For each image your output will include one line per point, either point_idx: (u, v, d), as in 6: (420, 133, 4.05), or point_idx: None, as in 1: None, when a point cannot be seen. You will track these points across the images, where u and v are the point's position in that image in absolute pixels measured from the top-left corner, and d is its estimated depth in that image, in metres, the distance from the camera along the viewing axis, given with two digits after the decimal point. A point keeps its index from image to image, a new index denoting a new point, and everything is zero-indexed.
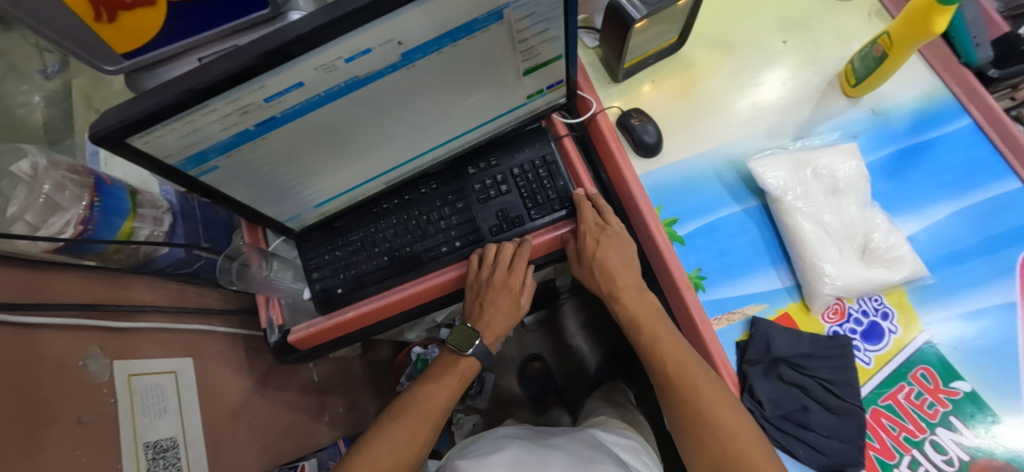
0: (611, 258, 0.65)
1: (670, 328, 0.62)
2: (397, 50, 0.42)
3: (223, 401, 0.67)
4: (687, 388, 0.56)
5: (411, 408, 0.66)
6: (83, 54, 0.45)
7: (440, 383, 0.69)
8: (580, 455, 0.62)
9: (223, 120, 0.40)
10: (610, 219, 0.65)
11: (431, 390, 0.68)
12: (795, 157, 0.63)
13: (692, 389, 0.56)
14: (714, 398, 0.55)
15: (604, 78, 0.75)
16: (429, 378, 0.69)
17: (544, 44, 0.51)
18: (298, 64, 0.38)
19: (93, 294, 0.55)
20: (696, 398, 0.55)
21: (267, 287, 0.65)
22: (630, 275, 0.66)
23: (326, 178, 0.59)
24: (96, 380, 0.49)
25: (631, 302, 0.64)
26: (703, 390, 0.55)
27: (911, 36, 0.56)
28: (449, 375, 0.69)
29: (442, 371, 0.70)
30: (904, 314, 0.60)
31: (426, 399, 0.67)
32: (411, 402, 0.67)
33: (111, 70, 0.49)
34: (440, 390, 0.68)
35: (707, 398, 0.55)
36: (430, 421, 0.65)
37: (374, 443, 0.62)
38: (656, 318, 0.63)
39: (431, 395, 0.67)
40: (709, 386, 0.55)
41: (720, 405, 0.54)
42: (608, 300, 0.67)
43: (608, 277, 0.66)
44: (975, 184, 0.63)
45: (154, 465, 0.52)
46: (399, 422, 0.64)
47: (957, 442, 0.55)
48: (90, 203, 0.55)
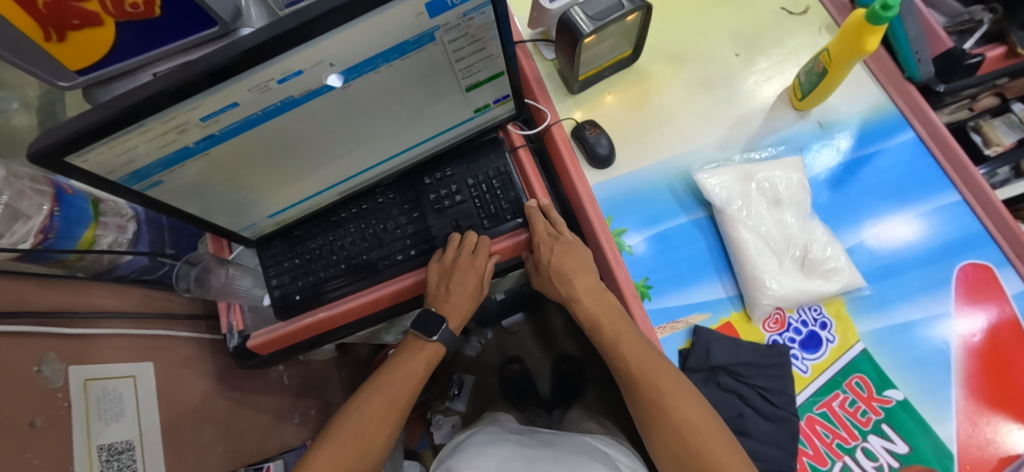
0: (568, 261, 0.66)
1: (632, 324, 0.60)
2: (330, 70, 0.44)
3: (184, 404, 0.69)
4: (651, 390, 0.54)
5: (376, 396, 0.66)
6: (36, 71, 0.44)
7: (405, 371, 0.69)
8: (570, 456, 0.62)
9: (159, 138, 0.42)
10: (563, 229, 0.66)
11: (395, 378, 0.68)
12: (740, 169, 0.66)
13: (653, 385, 0.54)
14: (677, 394, 0.53)
15: (561, 90, 0.77)
16: (394, 366, 0.69)
17: (481, 62, 0.53)
18: (229, 86, 0.40)
19: (50, 302, 0.56)
20: (659, 395, 0.54)
21: (228, 293, 0.66)
22: (589, 277, 0.65)
23: (282, 188, 0.61)
24: (49, 385, 0.50)
25: (592, 306, 0.63)
26: (666, 387, 0.54)
27: (846, 54, 0.58)
28: (415, 360, 0.70)
29: (408, 359, 0.70)
30: (843, 324, 0.61)
31: (390, 387, 0.67)
32: (377, 389, 0.67)
33: (65, 86, 0.48)
34: (405, 379, 0.68)
35: (671, 395, 0.53)
36: (393, 411, 0.66)
37: (339, 434, 0.62)
38: (618, 318, 0.61)
39: (394, 383, 0.67)
40: (672, 381, 0.54)
41: (682, 398, 0.53)
42: (568, 303, 0.67)
43: (567, 283, 0.66)
44: (914, 196, 0.66)
45: (107, 467, 0.54)
46: (364, 411, 0.64)
47: (888, 449, 0.57)
48: (50, 211, 0.57)
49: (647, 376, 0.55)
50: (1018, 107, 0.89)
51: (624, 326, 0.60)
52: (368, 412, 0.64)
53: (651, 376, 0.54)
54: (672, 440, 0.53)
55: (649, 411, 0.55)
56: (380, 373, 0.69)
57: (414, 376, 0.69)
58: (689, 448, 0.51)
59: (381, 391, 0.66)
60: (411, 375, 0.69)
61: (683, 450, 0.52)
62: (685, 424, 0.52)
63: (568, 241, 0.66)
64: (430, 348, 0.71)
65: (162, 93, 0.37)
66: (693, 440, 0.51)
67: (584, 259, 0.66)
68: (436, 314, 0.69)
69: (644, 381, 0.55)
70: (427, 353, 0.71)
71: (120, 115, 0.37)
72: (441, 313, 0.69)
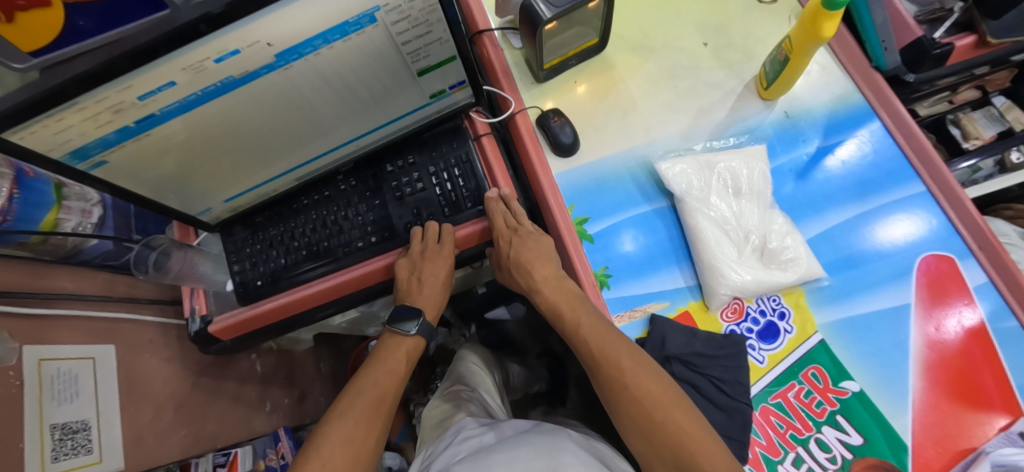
0: (527, 253, 0.65)
1: (591, 308, 0.60)
2: (268, 51, 0.43)
3: (145, 388, 0.69)
4: (611, 368, 0.54)
5: (359, 401, 0.57)
6: None
7: (386, 369, 0.62)
8: (541, 441, 0.58)
9: (97, 117, 0.42)
10: (523, 221, 0.65)
11: (377, 379, 0.60)
12: (700, 159, 0.65)
13: (615, 365, 0.53)
14: (637, 369, 0.53)
15: (527, 79, 0.77)
16: (373, 367, 0.62)
17: (430, 46, 0.53)
18: (162, 66, 0.40)
19: (9, 282, 0.56)
20: (620, 373, 0.53)
21: (191, 277, 0.67)
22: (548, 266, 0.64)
23: (241, 171, 0.62)
24: (1, 363, 0.51)
25: (552, 293, 0.62)
26: (626, 365, 0.53)
27: (806, 42, 0.58)
28: (393, 357, 0.64)
29: (387, 357, 0.64)
30: (801, 314, 0.61)
31: (373, 388, 0.59)
32: (361, 393, 0.58)
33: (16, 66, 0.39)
34: (388, 378, 0.61)
35: (631, 372, 0.53)
36: (380, 413, 0.58)
37: (324, 445, 0.53)
38: (577, 302, 0.60)
39: (377, 384, 0.60)
40: (632, 360, 0.54)
41: (636, 378, 0.52)
42: (529, 294, 0.66)
43: (526, 273, 0.65)
44: (877, 188, 0.66)
45: (60, 446, 0.55)
46: (348, 417, 0.55)
47: (842, 441, 0.56)
48: (10, 194, 0.56)
49: (607, 355, 0.54)
50: (999, 100, 0.88)
51: (583, 309, 0.59)
52: (353, 418, 0.55)
53: (613, 353, 0.54)
54: (638, 414, 0.52)
55: (614, 395, 0.53)
56: (359, 375, 0.61)
57: (396, 375, 0.62)
58: (653, 420, 0.50)
59: (365, 394, 0.58)
60: (392, 374, 0.62)
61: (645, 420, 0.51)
62: (636, 401, 0.52)
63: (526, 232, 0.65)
64: (409, 342, 0.65)
65: (90, 70, 0.37)
66: (655, 412, 0.51)
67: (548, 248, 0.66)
68: (411, 308, 0.66)
69: (605, 361, 0.54)
70: (407, 348, 0.65)
71: (51, 91, 0.37)
72: (416, 306, 0.66)
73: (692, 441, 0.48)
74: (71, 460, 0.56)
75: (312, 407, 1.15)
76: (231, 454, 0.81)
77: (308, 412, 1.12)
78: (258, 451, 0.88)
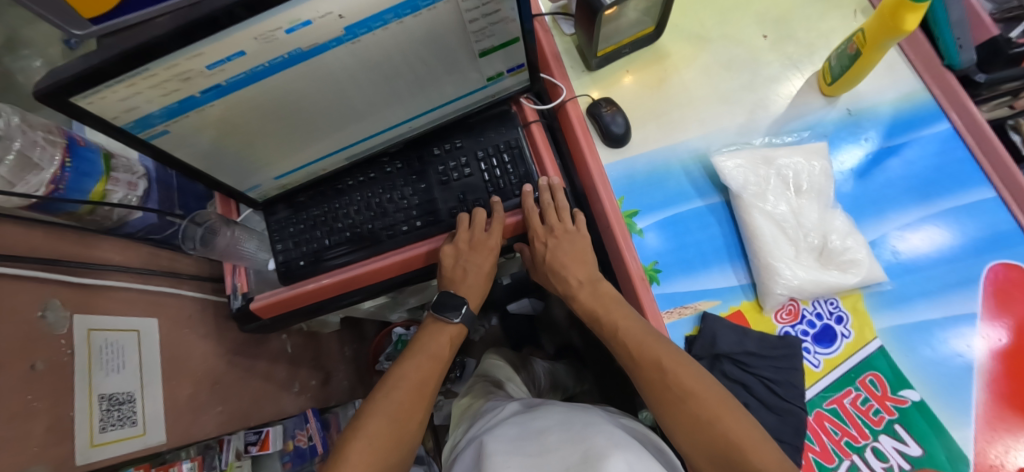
0: (563, 256, 0.64)
1: (628, 312, 0.58)
2: (338, 23, 0.42)
3: (186, 363, 0.70)
4: (646, 371, 0.52)
5: (404, 381, 0.56)
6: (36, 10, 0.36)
7: (428, 354, 0.60)
8: (577, 421, 0.56)
9: (164, 85, 0.42)
10: (564, 217, 0.64)
11: (420, 363, 0.58)
12: (759, 154, 0.64)
13: (670, 359, 0.52)
14: (673, 370, 0.51)
15: (578, 66, 0.75)
16: (417, 350, 0.60)
17: (496, 25, 0.51)
18: (235, 34, 0.39)
19: (56, 251, 0.56)
20: (657, 376, 0.51)
21: (233, 254, 0.67)
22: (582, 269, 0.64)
23: (293, 148, 0.61)
24: (53, 331, 0.51)
25: (587, 299, 0.61)
26: (662, 367, 0.51)
27: (883, 35, 0.56)
28: (437, 342, 0.61)
29: (430, 342, 0.61)
30: (859, 319, 0.59)
31: (417, 371, 0.57)
32: (404, 376, 0.57)
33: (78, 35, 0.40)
34: (430, 362, 0.59)
35: (668, 374, 0.51)
36: (423, 397, 0.56)
37: (371, 423, 0.52)
38: (614, 305, 0.59)
39: (420, 368, 0.58)
40: (669, 362, 0.52)
41: (685, 374, 0.50)
42: (566, 300, 0.65)
43: (560, 278, 0.64)
44: (943, 191, 0.64)
45: (107, 416, 0.55)
46: (393, 398, 0.54)
47: (900, 451, 0.54)
48: (62, 163, 0.57)
49: (650, 352, 0.53)
50: None
51: (619, 312, 0.58)
52: (398, 399, 0.54)
53: (650, 354, 0.52)
54: (675, 416, 0.49)
55: (662, 399, 0.50)
56: (401, 359, 0.59)
57: (441, 360, 0.60)
58: (692, 421, 0.48)
59: (409, 377, 0.56)
60: (434, 358, 0.60)
61: (688, 421, 0.49)
62: (688, 397, 0.49)
63: (564, 232, 0.65)
64: (452, 330, 0.63)
65: (168, 35, 0.36)
66: (693, 414, 0.48)
67: (584, 248, 0.65)
68: (454, 295, 0.63)
69: (645, 362, 0.52)
70: (451, 334, 0.63)
71: (127, 56, 0.37)
72: (460, 295, 0.64)
73: (754, 440, 0.46)
74: (117, 432, 0.55)
75: (336, 390, 1.15)
76: (263, 433, 0.80)
77: (331, 395, 1.12)
78: (287, 431, 0.89)
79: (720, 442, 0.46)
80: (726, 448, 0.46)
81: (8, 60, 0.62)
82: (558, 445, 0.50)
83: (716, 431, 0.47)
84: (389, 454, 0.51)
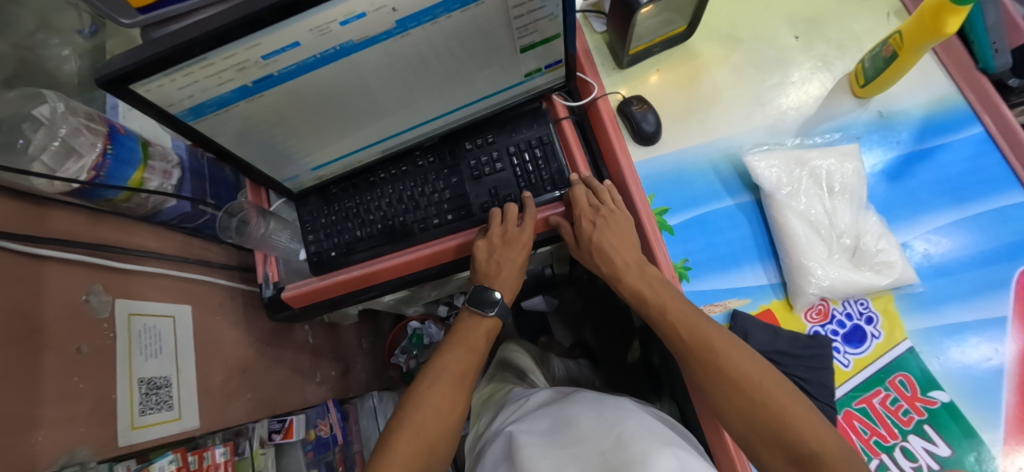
0: (610, 236, 0.62)
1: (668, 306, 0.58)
2: (391, 16, 0.43)
3: (217, 351, 0.71)
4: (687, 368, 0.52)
5: (445, 374, 0.57)
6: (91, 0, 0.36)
7: (467, 347, 0.60)
8: (608, 407, 0.55)
9: (220, 74, 0.43)
10: (604, 198, 0.63)
11: (460, 355, 0.59)
12: (792, 154, 0.64)
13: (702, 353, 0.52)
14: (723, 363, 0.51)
15: (608, 64, 0.75)
16: (456, 343, 0.61)
17: (540, 21, 0.52)
18: (294, 25, 0.39)
19: (97, 236, 0.57)
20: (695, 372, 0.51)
21: (265, 244, 0.69)
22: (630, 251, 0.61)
23: (331, 140, 0.62)
24: (96, 315, 0.52)
25: (628, 291, 0.60)
26: (711, 360, 0.51)
27: (921, 37, 0.56)
28: (474, 335, 0.62)
29: (468, 334, 0.62)
30: (889, 320, 0.60)
31: (456, 363, 0.58)
32: (445, 368, 0.57)
33: (126, 24, 0.40)
34: (469, 355, 0.60)
35: (718, 368, 0.50)
36: (462, 389, 0.57)
37: (417, 414, 0.53)
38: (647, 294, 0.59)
39: (460, 360, 0.59)
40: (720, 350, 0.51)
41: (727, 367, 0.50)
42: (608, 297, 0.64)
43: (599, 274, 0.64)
44: (975, 196, 0.64)
45: (146, 400, 0.56)
46: (436, 390, 0.55)
47: (929, 451, 0.55)
48: (102, 150, 0.57)
49: (689, 349, 0.53)
50: None
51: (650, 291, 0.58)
52: (440, 391, 0.55)
53: (697, 343, 0.52)
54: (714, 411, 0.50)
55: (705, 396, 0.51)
56: (442, 352, 0.60)
57: (477, 353, 0.61)
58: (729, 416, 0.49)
59: (450, 369, 0.57)
60: (471, 351, 0.60)
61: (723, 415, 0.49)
62: (734, 390, 0.49)
63: (609, 213, 0.63)
64: (488, 323, 0.63)
65: (230, 27, 0.37)
66: (729, 408, 0.49)
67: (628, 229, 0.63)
68: (489, 290, 0.64)
69: (688, 355, 0.52)
70: (487, 328, 0.63)
71: (188, 45, 0.37)
72: (494, 289, 0.64)
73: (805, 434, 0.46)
74: (155, 415, 0.56)
75: (353, 382, 1.16)
76: (286, 421, 0.80)
77: (350, 387, 1.13)
78: (309, 420, 0.90)
79: (756, 437, 0.47)
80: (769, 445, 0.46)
81: (40, 48, 0.64)
82: (593, 434, 0.50)
83: (752, 427, 0.47)
84: (430, 444, 0.52)
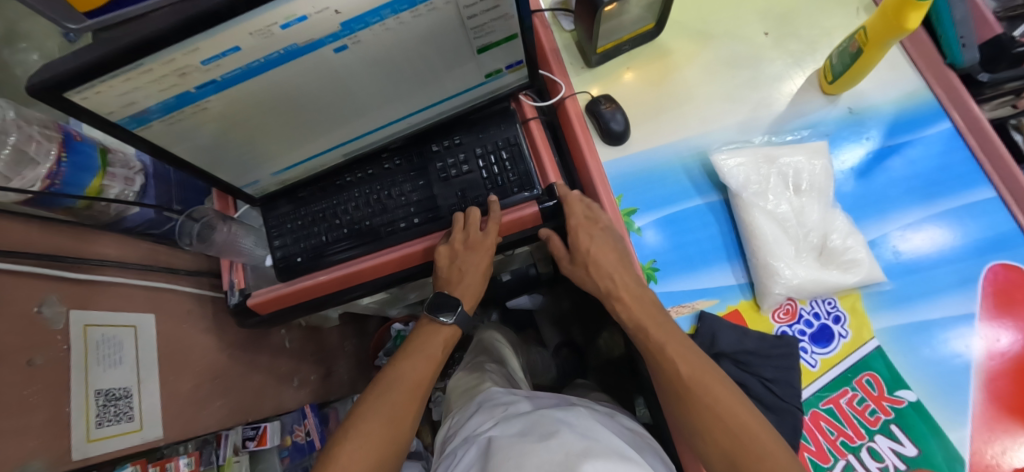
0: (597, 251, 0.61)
1: (634, 308, 0.57)
2: (335, 18, 0.42)
3: (185, 359, 0.70)
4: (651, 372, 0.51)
5: (399, 382, 0.57)
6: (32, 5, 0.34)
7: (424, 355, 0.60)
8: (583, 422, 0.54)
9: (161, 80, 0.42)
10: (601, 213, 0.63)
11: (416, 363, 0.59)
12: (761, 152, 0.63)
13: (664, 355, 0.52)
14: (685, 365, 0.50)
15: (578, 63, 0.75)
16: (411, 351, 0.61)
17: (494, 22, 0.50)
18: (232, 29, 0.38)
19: (54, 246, 0.55)
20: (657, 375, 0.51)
21: (231, 250, 0.68)
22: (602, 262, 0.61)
23: (290, 144, 0.61)
24: (50, 326, 0.51)
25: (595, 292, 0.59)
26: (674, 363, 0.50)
27: (885, 33, 0.55)
28: (431, 343, 0.62)
29: (424, 343, 0.62)
30: (857, 319, 0.59)
31: (413, 372, 0.58)
32: (399, 376, 0.57)
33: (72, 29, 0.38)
34: (428, 363, 0.60)
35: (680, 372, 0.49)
36: (415, 397, 0.56)
37: (365, 423, 0.52)
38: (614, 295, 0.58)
39: (415, 368, 0.59)
40: (680, 354, 0.51)
41: (690, 370, 0.50)
42: None
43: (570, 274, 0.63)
44: (945, 191, 0.63)
45: (104, 412, 0.55)
46: (388, 399, 0.55)
47: (895, 451, 0.54)
48: (57, 158, 0.56)
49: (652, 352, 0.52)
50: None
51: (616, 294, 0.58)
52: (394, 399, 0.55)
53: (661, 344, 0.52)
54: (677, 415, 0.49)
55: (670, 399, 0.50)
56: (397, 360, 0.60)
57: (438, 359, 0.61)
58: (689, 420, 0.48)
59: (405, 377, 0.57)
60: (430, 359, 0.60)
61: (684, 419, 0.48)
62: (697, 393, 0.48)
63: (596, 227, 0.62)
64: (447, 331, 0.63)
65: (164, 31, 0.36)
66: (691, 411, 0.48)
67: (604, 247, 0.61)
68: (451, 297, 0.64)
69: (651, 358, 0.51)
70: (445, 336, 0.63)
71: (121, 51, 0.36)
72: (455, 295, 0.64)
73: (767, 435, 0.45)
74: (114, 427, 0.56)
75: (336, 386, 1.15)
76: (260, 428, 0.79)
77: (331, 391, 1.12)
78: (285, 426, 0.89)
79: (716, 440, 0.46)
80: (729, 450, 0.45)
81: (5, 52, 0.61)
82: (562, 440, 0.48)
83: (715, 431, 0.46)
84: (379, 455, 0.51)
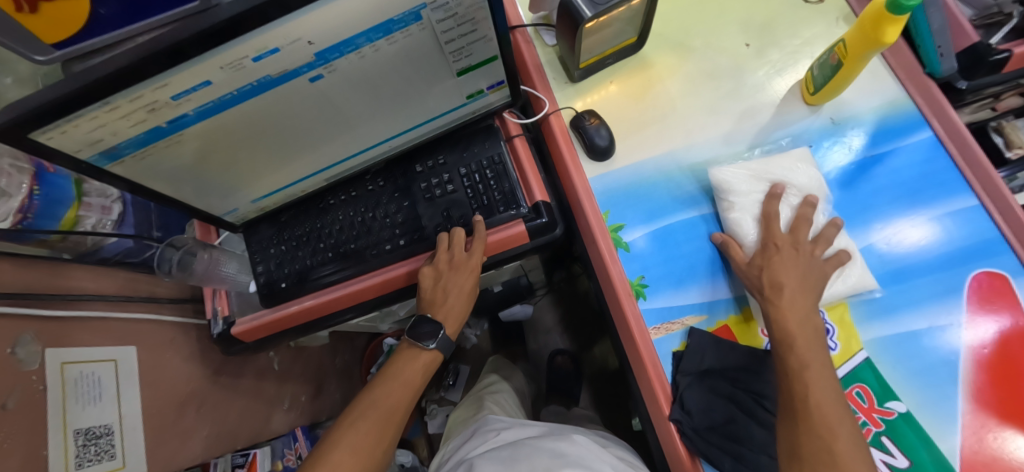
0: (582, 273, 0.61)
1: None
2: (308, 49, 0.41)
3: (167, 389, 0.68)
4: None
5: (371, 409, 0.58)
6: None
7: (400, 380, 0.61)
8: (574, 454, 0.53)
9: (129, 117, 0.41)
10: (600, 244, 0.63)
11: (391, 388, 0.60)
12: (746, 165, 0.63)
13: None
14: None
15: (561, 78, 0.74)
16: (389, 377, 0.62)
17: (472, 44, 0.50)
18: (201, 65, 0.37)
19: (26, 283, 0.53)
20: None
21: (214, 279, 0.66)
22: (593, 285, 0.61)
23: (269, 170, 0.60)
24: (24, 367, 0.49)
25: None
26: None
27: (864, 46, 0.55)
28: (410, 368, 0.63)
29: (403, 368, 0.62)
30: (845, 331, 0.59)
31: (388, 398, 0.60)
32: (373, 403, 0.59)
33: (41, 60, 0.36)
34: (400, 388, 0.61)
35: None
36: (391, 422, 0.59)
37: (333, 452, 0.54)
38: None
39: (391, 393, 0.60)
40: None
41: None
42: None
43: None
44: (928, 200, 0.64)
45: (84, 452, 0.53)
46: (360, 429, 0.56)
47: (886, 463, 0.54)
48: (30, 190, 0.55)
49: None
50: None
51: None
52: (363, 429, 0.56)
53: None
54: None
55: None
56: (374, 384, 0.61)
57: (412, 386, 0.62)
58: None
59: (378, 404, 0.59)
60: (406, 385, 0.61)
61: None
62: None
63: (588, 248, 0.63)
64: (427, 356, 0.64)
65: (134, 69, 0.35)
66: None
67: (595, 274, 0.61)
68: (433, 321, 0.63)
69: None
70: (425, 361, 0.63)
71: (86, 89, 0.35)
72: (438, 318, 0.63)
73: None
74: (94, 467, 0.54)
75: (326, 404, 1.13)
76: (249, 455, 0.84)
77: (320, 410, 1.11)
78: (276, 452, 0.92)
79: None
80: None
81: None
82: None
83: None
84: None
